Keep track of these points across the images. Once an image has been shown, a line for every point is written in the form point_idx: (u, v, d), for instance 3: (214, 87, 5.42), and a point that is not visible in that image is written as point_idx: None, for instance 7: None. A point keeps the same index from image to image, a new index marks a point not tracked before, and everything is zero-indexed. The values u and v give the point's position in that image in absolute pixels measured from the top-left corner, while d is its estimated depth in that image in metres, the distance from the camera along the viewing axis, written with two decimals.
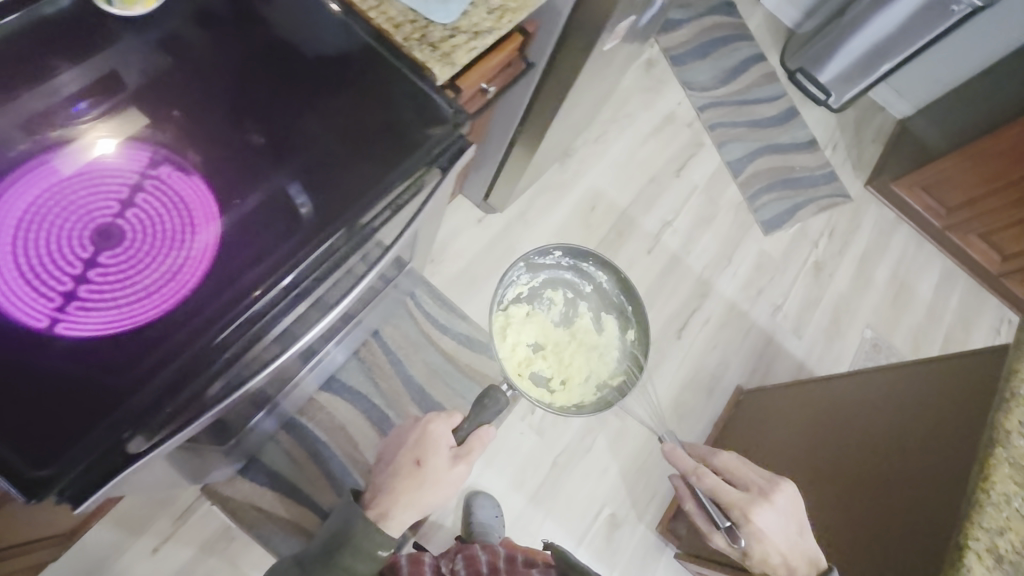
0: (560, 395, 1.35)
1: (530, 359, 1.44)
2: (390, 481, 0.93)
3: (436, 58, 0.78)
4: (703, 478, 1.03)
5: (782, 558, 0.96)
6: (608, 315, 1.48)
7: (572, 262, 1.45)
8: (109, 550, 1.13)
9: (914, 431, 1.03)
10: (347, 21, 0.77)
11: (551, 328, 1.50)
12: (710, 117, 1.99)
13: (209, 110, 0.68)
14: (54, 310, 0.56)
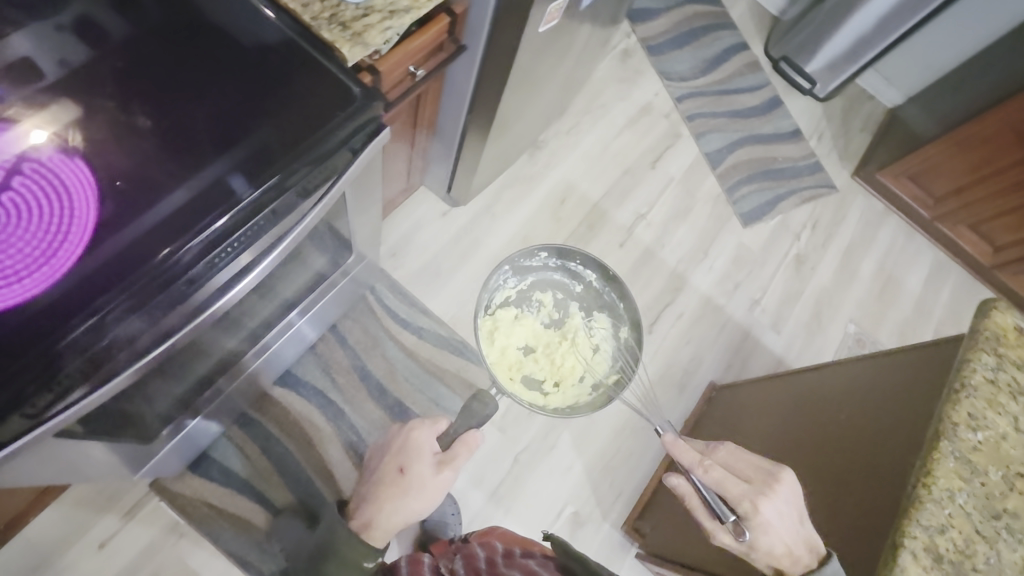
0: (558, 397, 1.31)
1: (523, 363, 1.35)
2: (374, 491, 0.90)
3: (346, 38, 0.77)
4: (708, 471, 0.89)
5: (788, 550, 0.82)
6: (599, 315, 1.40)
7: (560, 262, 1.39)
8: (54, 545, 1.11)
9: (872, 423, 0.97)
10: (273, 18, 0.76)
11: (543, 332, 1.40)
12: (689, 108, 1.95)
13: (95, 88, 0.66)
14: None
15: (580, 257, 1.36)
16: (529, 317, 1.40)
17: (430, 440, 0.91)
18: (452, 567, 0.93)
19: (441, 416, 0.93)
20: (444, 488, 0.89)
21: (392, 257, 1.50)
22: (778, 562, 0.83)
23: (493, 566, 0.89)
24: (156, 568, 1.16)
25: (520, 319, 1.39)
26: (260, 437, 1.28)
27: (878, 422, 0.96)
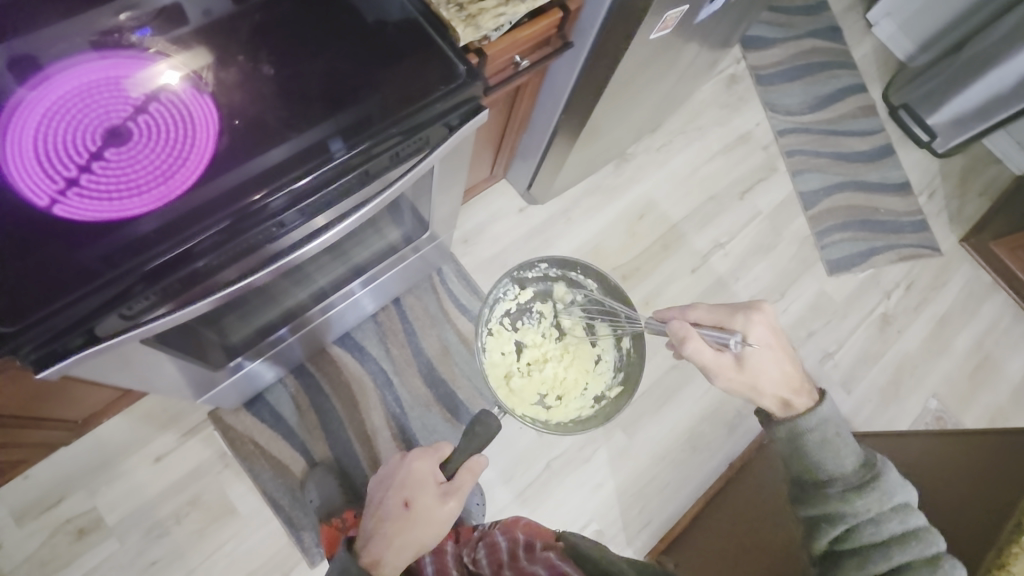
0: (564, 413, 1.29)
1: (525, 381, 1.33)
2: (381, 527, 0.88)
3: (461, 19, 0.78)
4: (692, 312, 0.95)
5: (779, 370, 0.88)
6: (598, 322, 1.32)
7: (563, 278, 1.31)
8: (119, 449, 1.21)
9: (963, 504, 0.84)
10: None
11: (543, 348, 1.37)
12: (790, 143, 1.86)
13: (234, 37, 0.72)
14: (56, 192, 0.61)
15: (579, 268, 1.27)
16: (531, 332, 1.37)
17: (434, 469, 0.96)
18: (476, 560, 0.96)
19: (442, 443, 1.01)
20: (448, 519, 0.90)
21: (463, 243, 1.53)
22: (790, 394, 0.87)
23: (515, 561, 0.90)
24: (197, 491, 1.23)
25: (517, 338, 1.36)
26: (312, 390, 1.34)
27: (985, 501, 0.81)
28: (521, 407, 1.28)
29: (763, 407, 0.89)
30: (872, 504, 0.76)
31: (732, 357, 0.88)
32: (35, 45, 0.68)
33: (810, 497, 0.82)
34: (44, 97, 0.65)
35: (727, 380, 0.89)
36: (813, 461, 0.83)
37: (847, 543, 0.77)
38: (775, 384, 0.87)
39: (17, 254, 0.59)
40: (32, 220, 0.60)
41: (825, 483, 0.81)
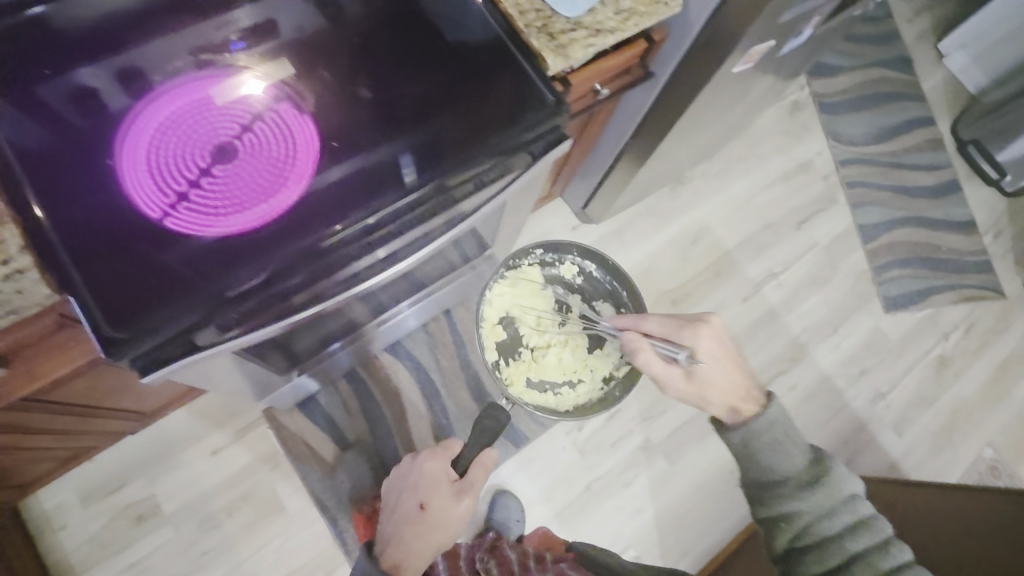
0: (575, 399, 1.31)
1: (531, 368, 1.33)
2: (396, 530, 0.90)
3: (551, 49, 0.77)
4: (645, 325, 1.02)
5: (726, 378, 0.94)
6: (600, 304, 1.34)
7: (568, 264, 1.35)
8: (179, 441, 1.25)
9: None
10: (486, 12, 0.78)
11: (552, 334, 1.33)
12: (851, 174, 1.82)
13: (333, 61, 0.74)
14: (167, 206, 0.63)
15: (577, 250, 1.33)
16: (539, 318, 1.33)
17: (445, 468, 0.98)
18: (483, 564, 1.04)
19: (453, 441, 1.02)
20: (462, 517, 0.93)
21: None
22: (736, 400, 0.94)
23: None
24: (249, 486, 1.26)
25: (522, 324, 1.34)
26: (361, 394, 1.36)
27: None
28: (529, 395, 1.31)
29: (713, 416, 0.96)
30: (828, 498, 0.88)
31: (680, 370, 0.95)
32: (151, 59, 0.71)
33: (765, 497, 0.92)
34: (158, 112, 0.68)
35: (677, 388, 0.96)
36: (768, 466, 0.91)
37: (803, 540, 0.88)
38: (720, 394, 0.94)
39: (129, 262, 0.61)
40: (143, 230, 0.63)
41: (778, 483, 0.91)
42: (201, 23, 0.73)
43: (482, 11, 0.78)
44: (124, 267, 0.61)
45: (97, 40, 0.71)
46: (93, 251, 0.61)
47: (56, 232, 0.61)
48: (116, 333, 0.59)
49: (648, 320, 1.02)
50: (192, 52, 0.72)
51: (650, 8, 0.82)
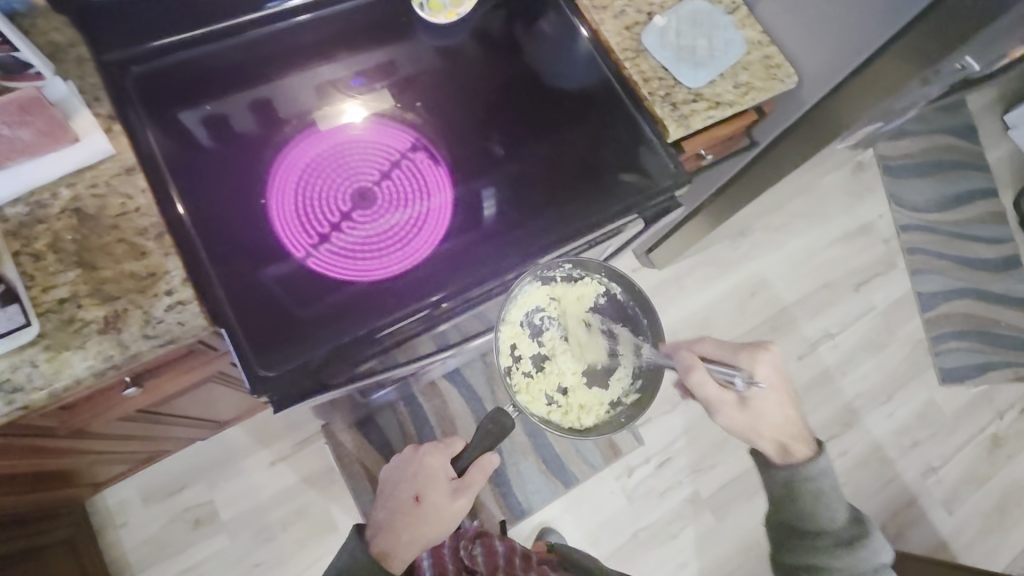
0: (585, 412, 0.82)
1: (540, 388, 0.82)
2: (390, 517, 0.89)
3: (674, 118, 0.79)
4: (697, 349, 0.83)
5: (778, 414, 0.84)
6: (617, 325, 0.83)
7: (587, 278, 0.83)
8: (239, 449, 1.27)
9: None
10: (595, 55, 0.83)
11: (569, 341, 0.84)
12: (913, 240, 1.81)
13: (465, 110, 0.77)
14: (310, 246, 0.67)
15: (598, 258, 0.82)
16: (553, 322, 0.83)
17: (445, 465, 0.89)
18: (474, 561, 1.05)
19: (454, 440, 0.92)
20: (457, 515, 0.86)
21: None
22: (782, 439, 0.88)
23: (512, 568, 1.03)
24: (304, 502, 1.28)
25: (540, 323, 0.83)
26: (417, 418, 1.37)
27: None
28: (534, 408, 0.80)
29: (762, 451, 0.89)
30: (858, 560, 0.90)
31: (732, 397, 0.81)
32: (296, 98, 0.74)
33: (801, 544, 0.92)
34: (302, 154, 0.71)
35: (733, 420, 0.82)
36: (807, 514, 0.90)
37: None
38: (769, 429, 0.85)
39: (274, 299, 0.64)
40: (288, 269, 0.66)
41: (816, 534, 0.91)
42: (337, 62, 0.76)
43: (591, 57, 0.84)
44: (270, 304, 0.64)
45: (244, 71, 0.74)
46: (243, 286, 0.64)
47: (208, 262, 0.64)
48: (263, 371, 0.62)
49: (704, 344, 0.84)
50: (320, 93, 0.75)
51: (767, 83, 0.83)
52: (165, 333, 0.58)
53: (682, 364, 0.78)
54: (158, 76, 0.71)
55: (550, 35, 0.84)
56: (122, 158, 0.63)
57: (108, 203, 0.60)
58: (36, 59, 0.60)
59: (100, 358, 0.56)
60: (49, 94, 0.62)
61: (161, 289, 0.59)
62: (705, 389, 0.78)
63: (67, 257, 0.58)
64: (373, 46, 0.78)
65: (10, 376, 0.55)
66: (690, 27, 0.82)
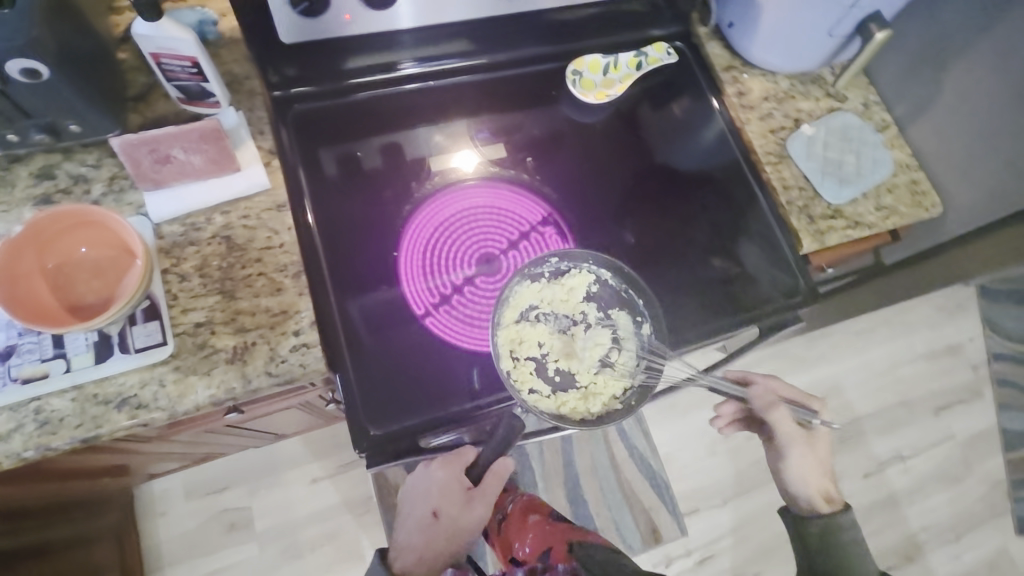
0: (592, 402, 0.67)
1: (541, 391, 0.66)
2: (413, 535, 0.75)
3: (810, 232, 0.77)
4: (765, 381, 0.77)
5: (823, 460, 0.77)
6: (615, 311, 0.70)
7: (575, 270, 0.70)
8: (284, 461, 1.26)
9: None
10: (725, 135, 0.82)
11: (568, 336, 0.69)
12: (1004, 371, 1.69)
13: (600, 190, 0.77)
14: (431, 305, 0.67)
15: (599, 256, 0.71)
16: (547, 316, 0.69)
17: (457, 476, 0.72)
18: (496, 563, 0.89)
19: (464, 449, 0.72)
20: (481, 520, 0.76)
21: None
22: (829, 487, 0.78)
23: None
24: (337, 526, 1.25)
25: (534, 321, 0.69)
26: None
27: None
28: (541, 407, 0.66)
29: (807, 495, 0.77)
30: None
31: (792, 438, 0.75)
32: (434, 148, 0.75)
33: None
34: (438, 212, 0.72)
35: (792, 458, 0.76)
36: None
37: None
38: (814, 475, 0.76)
39: (391, 353, 0.65)
40: (408, 326, 0.66)
41: None
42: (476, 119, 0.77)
43: (719, 136, 0.83)
44: (385, 361, 0.65)
45: (391, 115, 0.75)
46: (363, 337, 0.65)
47: (336, 311, 0.65)
48: (371, 429, 0.62)
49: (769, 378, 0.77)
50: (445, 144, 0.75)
51: (911, 209, 0.80)
52: (287, 372, 0.58)
53: (761, 399, 0.74)
54: (317, 115, 0.73)
55: (668, 110, 0.84)
56: (275, 193, 0.64)
57: (256, 235, 0.62)
58: (219, 91, 0.62)
59: (222, 388, 0.57)
60: (223, 123, 0.64)
61: (288, 328, 0.60)
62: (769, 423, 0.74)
63: (211, 283, 0.60)
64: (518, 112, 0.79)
65: (138, 391, 0.55)
66: (839, 141, 0.81)
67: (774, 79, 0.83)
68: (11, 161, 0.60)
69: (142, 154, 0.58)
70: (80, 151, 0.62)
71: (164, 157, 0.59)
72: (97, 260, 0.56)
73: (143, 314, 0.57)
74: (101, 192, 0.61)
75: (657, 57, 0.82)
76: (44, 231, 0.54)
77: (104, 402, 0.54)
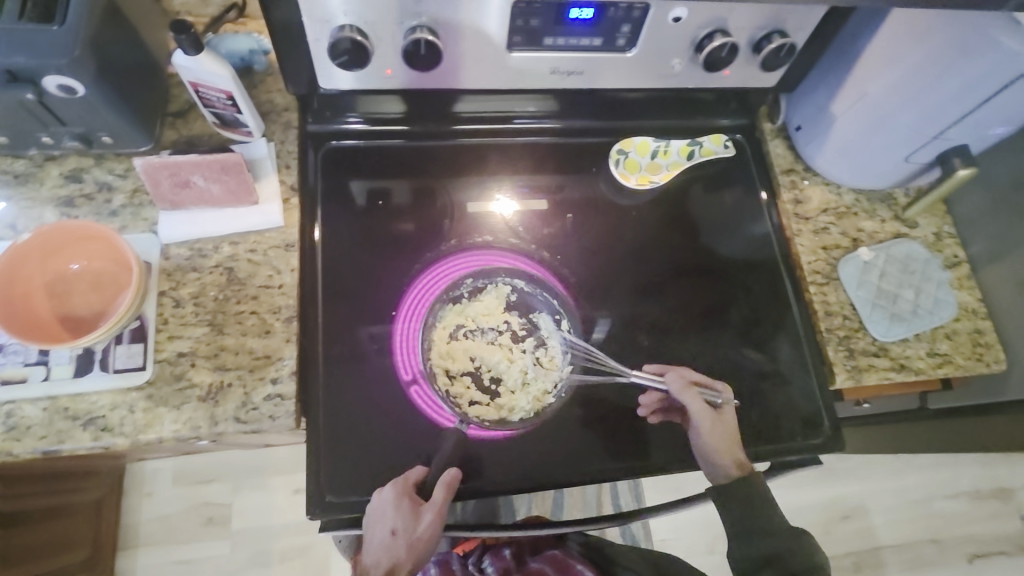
0: (531, 397, 0.65)
1: (481, 402, 0.65)
2: (373, 566, 0.57)
3: (846, 367, 0.70)
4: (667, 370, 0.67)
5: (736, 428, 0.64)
6: (539, 315, 0.69)
7: (492, 284, 0.69)
8: (270, 465, 1.25)
9: None
10: (770, 237, 0.76)
11: (496, 346, 0.67)
12: None
13: (624, 276, 0.72)
14: (420, 372, 0.64)
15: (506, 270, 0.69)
16: (473, 333, 0.67)
17: (406, 489, 0.58)
18: (483, 568, 0.76)
19: (417, 469, 0.60)
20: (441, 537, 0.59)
21: None
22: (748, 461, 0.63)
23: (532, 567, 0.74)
24: (308, 542, 1.22)
25: (464, 339, 0.66)
26: None
27: None
28: (485, 417, 0.64)
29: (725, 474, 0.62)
30: None
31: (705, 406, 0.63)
32: (459, 201, 0.72)
33: None
34: (448, 275, 0.68)
35: (709, 434, 0.62)
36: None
37: None
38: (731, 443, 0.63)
39: (367, 415, 0.62)
40: (392, 392, 0.63)
41: None
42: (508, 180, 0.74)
43: (764, 238, 0.76)
44: (359, 423, 0.62)
45: (421, 159, 0.73)
46: (342, 392, 0.62)
47: (322, 358, 0.63)
48: (331, 496, 0.60)
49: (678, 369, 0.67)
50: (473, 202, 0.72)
51: (969, 361, 0.71)
52: (255, 421, 0.57)
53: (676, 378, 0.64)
54: (349, 155, 0.71)
55: (713, 198, 0.78)
56: (287, 233, 0.64)
57: (258, 271, 0.62)
58: (253, 122, 0.63)
59: (188, 425, 0.55)
60: (250, 153, 0.66)
61: (267, 375, 0.58)
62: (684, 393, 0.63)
63: (203, 313, 0.59)
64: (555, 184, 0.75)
65: (107, 413, 0.55)
66: (898, 272, 0.73)
67: (838, 191, 0.77)
68: (44, 159, 0.62)
69: (162, 177, 0.58)
70: (111, 159, 0.63)
71: (184, 181, 0.59)
72: (97, 274, 0.57)
73: (129, 335, 0.57)
74: (121, 204, 0.62)
75: (712, 149, 0.78)
76: (52, 240, 0.55)
77: (72, 418, 0.54)
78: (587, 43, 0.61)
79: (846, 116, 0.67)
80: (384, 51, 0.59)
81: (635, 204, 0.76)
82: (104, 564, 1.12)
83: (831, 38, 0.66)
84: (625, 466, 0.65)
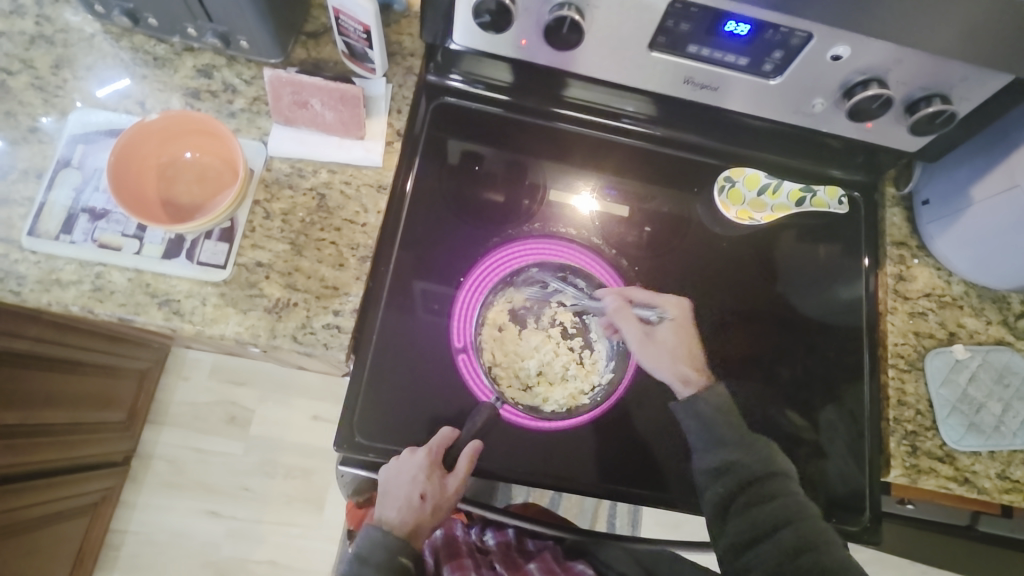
0: (568, 394, 0.65)
1: (518, 387, 0.65)
2: (399, 521, 0.61)
3: (904, 463, 0.65)
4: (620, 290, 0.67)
5: (687, 348, 0.65)
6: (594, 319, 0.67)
7: (555, 280, 0.68)
8: (298, 385, 1.30)
9: None
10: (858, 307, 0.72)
11: (544, 338, 0.66)
12: None
13: (695, 304, 0.69)
14: (471, 342, 0.64)
15: (572, 269, 0.67)
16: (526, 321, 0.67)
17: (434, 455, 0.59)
18: (483, 539, 0.75)
19: (445, 430, 0.60)
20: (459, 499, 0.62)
21: None
22: (698, 372, 0.64)
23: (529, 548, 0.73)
24: (313, 466, 1.27)
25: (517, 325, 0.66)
26: None
27: None
28: (518, 402, 0.64)
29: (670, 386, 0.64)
30: None
31: (644, 329, 0.64)
32: (552, 186, 0.71)
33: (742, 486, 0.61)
34: (522, 257, 0.68)
35: (646, 354, 0.64)
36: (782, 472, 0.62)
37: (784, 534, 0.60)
38: (678, 356, 0.64)
39: (412, 370, 0.63)
40: (440, 353, 0.64)
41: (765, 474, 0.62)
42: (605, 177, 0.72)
43: (852, 306, 0.72)
44: (402, 375, 0.63)
45: (526, 136, 0.72)
46: (394, 341, 0.63)
47: (385, 303, 0.64)
48: (358, 438, 0.61)
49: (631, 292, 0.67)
50: (565, 190, 0.71)
51: None
52: (310, 345, 0.58)
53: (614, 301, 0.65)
54: (460, 114, 0.72)
55: (808, 250, 0.74)
56: (382, 173, 0.65)
57: (347, 205, 0.63)
58: (380, 61, 0.64)
59: (249, 330, 0.58)
60: (369, 90, 0.66)
61: (330, 306, 0.59)
62: (622, 319, 0.64)
63: (287, 231, 0.61)
64: (651, 193, 0.73)
65: (182, 299, 0.58)
66: (990, 381, 0.67)
67: (947, 279, 0.71)
68: (183, 49, 0.65)
69: (285, 93, 0.60)
70: (241, 63, 0.66)
71: (303, 102, 0.61)
72: (204, 168, 0.60)
73: (219, 233, 0.60)
74: (241, 107, 0.64)
75: (825, 200, 0.75)
76: (172, 127, 0.58)
77: (151, 295, 0.57)
78: (732, 60, 0.58)
79: (986, 203, 0.61)
80: (526, 19, 0.58)
81: (726, 236, 0.73)
82: (133, 431, 1.20)
83: (994, 118, 0.60)
84: (646, 492, 0.63)
